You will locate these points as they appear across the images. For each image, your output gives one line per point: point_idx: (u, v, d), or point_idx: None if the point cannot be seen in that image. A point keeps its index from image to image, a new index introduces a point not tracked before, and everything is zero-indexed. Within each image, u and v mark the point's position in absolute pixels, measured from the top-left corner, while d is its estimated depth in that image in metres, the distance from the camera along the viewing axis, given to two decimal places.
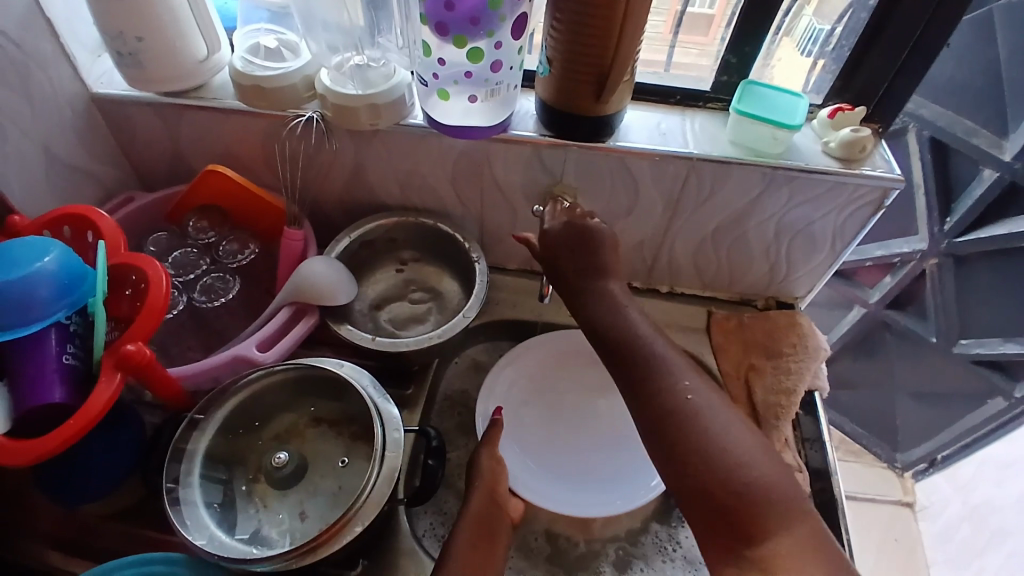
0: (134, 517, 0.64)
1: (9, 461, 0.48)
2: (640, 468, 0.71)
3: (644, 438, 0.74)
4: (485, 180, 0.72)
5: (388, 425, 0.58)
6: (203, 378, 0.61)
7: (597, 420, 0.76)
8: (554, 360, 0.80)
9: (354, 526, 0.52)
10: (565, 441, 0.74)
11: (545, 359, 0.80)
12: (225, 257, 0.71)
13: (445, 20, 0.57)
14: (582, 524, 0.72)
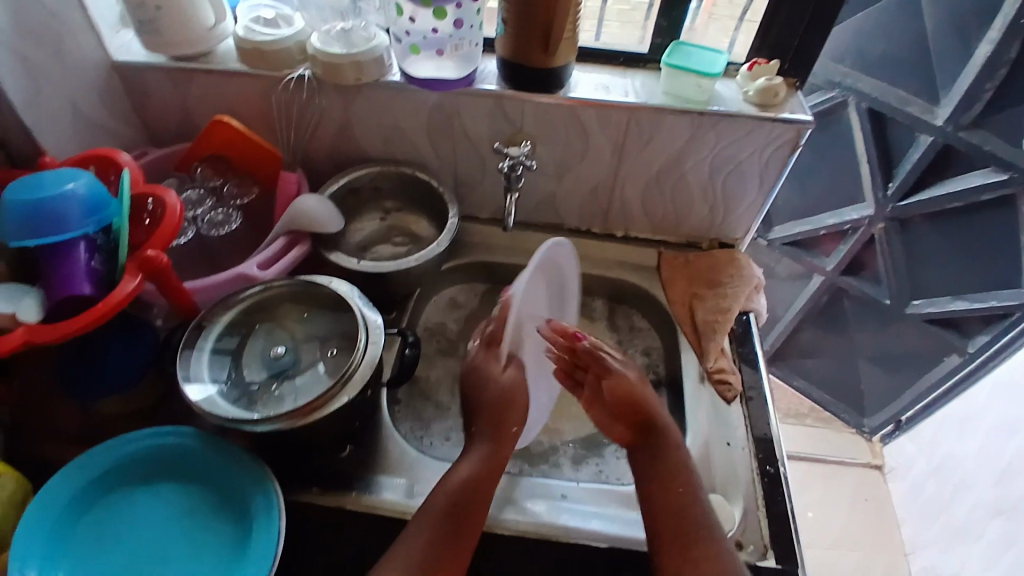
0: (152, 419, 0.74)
1: (41, 336, 0.58)
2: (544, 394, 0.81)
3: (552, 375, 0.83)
4: (455, 131, 0.82)
5: (371, 333, 0.66)
6: (212, 293, 0.72)
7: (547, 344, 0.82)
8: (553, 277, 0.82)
9: (340, 397, 0.62)
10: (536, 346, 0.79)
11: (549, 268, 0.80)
12: (229, 196, 0.80)
13: None
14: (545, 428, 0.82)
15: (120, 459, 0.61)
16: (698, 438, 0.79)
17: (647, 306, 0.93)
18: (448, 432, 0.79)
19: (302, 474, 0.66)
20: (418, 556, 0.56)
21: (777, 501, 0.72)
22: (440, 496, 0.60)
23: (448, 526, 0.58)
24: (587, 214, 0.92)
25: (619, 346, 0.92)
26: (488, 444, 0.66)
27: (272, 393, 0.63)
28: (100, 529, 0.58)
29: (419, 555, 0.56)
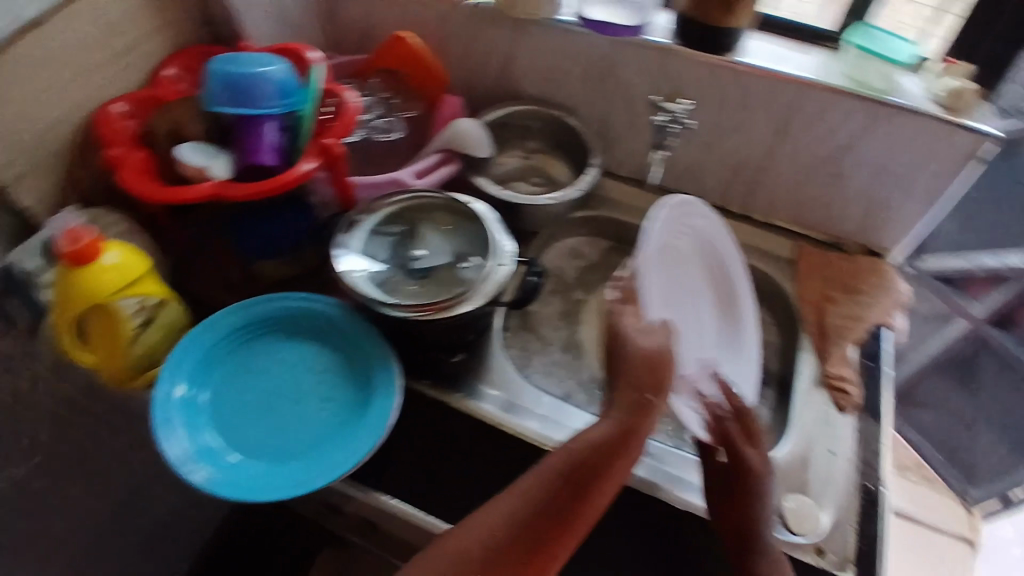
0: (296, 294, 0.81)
1: (229, 191, 0.65)
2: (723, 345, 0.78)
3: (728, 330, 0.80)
4: (613, 82, 0.81)
5: (499, 257, 0.69)
6: (367, 191, 0.77)
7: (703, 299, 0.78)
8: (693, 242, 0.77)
9: (464, 304, 0.66)
10: (676, 296, 0.73)
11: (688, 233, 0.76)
12: (395, 108, 0.85)
13: None
14: None
15: (273, 310, 0.68)
16: (800, 437, 0.76)
17: (774, 298, 0.90)
18: (549, 369, 0.82)
19: (419, 367, 0.73)
20: (520, 517, 0.52)
21: (870, 519, 0.69)
22: (564, 459, 0.54)
23: (569, 490, 0.53)
24: (730, 191, 0.90)
25: None
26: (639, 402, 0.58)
27: (403, 287, 0.68)
28: (247, 368, 0.65)
29: (525, 511, 0.52)
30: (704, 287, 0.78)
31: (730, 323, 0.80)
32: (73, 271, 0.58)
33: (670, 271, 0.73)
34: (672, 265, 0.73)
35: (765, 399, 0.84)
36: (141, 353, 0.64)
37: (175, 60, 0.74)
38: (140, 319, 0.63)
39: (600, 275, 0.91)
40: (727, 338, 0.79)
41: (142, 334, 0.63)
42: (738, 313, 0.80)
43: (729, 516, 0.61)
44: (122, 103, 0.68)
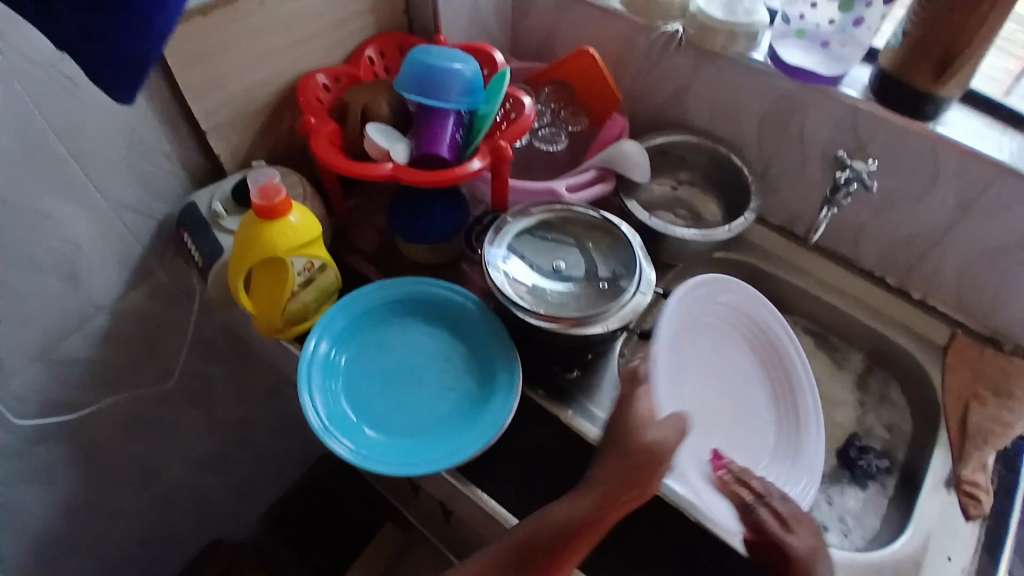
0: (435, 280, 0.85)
1: (404, 175, 0.68)
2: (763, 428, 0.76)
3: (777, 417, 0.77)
4: (793, 129, 0.79)
5: (640, 284, 0.68)
6: (522, 194, 0.79)
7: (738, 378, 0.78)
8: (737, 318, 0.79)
9: (600, 325, 0.66)
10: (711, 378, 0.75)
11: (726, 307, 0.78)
12: (562, 119, 0.86)
13: None
14: None
15: (411, 291, 0.71)
16: (919, 532, 0.71)
17: (913, 383, 0.85)
18: None
19: (539, 372, 0.75)
20: None
21: None
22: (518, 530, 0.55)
23: (522, 564, 0.54)
24: (889, 260, 0.85)
25: (860, 407, 0.86)
26: (625, 488, 0.55)
27: (542, 289, 0.69)
28: (388, 335, 0.70)
29: None
30: (741, 366, 0.79)
31: (788, 412, 0.77)
32: (258, 225, 0.61)
33: (697, 363, 0.74)
34: (699, 337, 0.76)
35: (885, 485, 0.80)
36: (295, 307, 0.68)
37: (373, 42, 0.79)
38: (302, 278, 0.66)
39: None
40: (791, 438, 0.76)
41: (300, 290, 0.67)
42: (791, 402, 0.78)
43: None
44: (324, 75, 0.75)
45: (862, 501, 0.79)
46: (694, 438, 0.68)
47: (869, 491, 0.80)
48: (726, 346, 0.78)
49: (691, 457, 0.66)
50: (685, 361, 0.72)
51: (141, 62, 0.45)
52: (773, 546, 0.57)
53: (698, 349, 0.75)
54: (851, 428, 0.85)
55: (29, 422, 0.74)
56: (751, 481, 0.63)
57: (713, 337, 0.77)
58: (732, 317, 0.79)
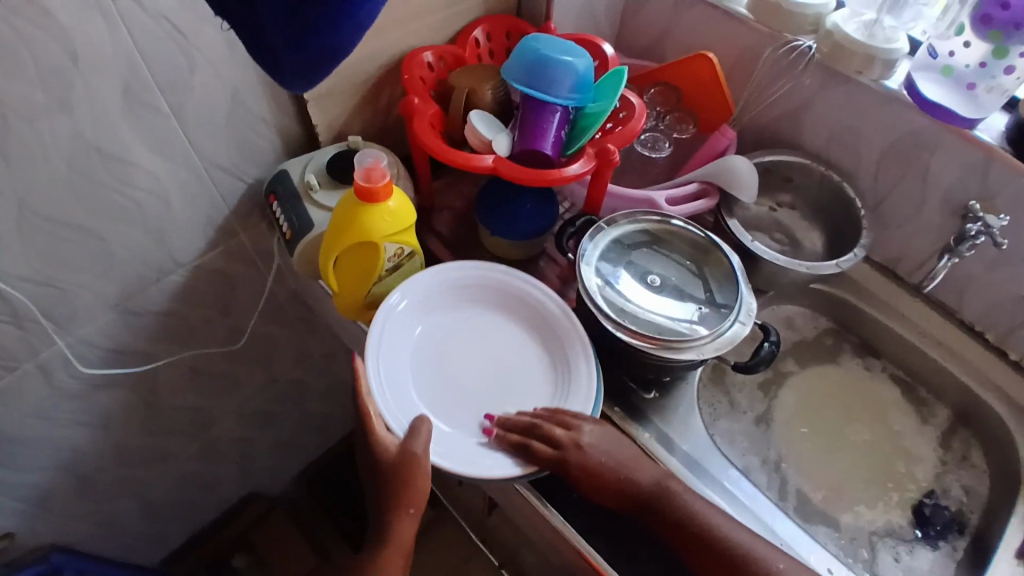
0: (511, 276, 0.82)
1: (506, 170, 0.64)
2: (513, 394, 0.63)
3: (557, 387, 0.63)
4: (916, 166, 0.74)
5: (740, 313, 0.63)
6: (618, 200, 0.75)
7: (510, 362, 0.65)
8: (466, 300, 0.68)
9: (697, 349, 0.61)
10: (466, 382, 0.63)
11: (468, 291, 0.68)
12: (667, 126, 0.82)
13: (993, 15, 0.64)
14: (835, 499, 0.77)
15: None
16: None
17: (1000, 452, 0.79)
18: (732, 436, 0.80)
19: (614, 389, 0.71)
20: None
21: None
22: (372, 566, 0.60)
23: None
24: (998, 317, 0.79)
25: (941, 464, 0.80)
26: (398, 487, 0.57)
27: (633, 296, 0.65)
28: None
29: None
30: (482, 352, 0.65)
31: (552, 357, 0.65)
32: (357, 207, 0.58)
33: (446, 346, 0.65)
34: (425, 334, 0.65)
35: (958, 549, 0.74)
36: (379, 291, 0.65)
37: (485, 24, 0.76)
38: (391, 264, 0.62)
39: (811, 354, 0.88)
40: (550, 340, 0.66)
41: (387, 276, 0.64)
42: (532, 367, 0.65)
43: (586, 483, 0.57)
44: (431, 53, 0.71)
45: (932, 563, 0.73)
46: (450, 422, 0.60)
47: (940, 555, 0.74)
48: (480, 308, 0.68)
49: (457, 440, 0.59)
50: (434, 355, 0.64)
51: (333, 57, 0.41)
52: (562, 465, 0.56)
53: (439, 331, 0.66)
54: (927, 485, 0.79)
55: (97, 368, 0.73)
56: (516, 427, 0.59)
57: (459, 299, 0.68)
58: (482, 282, 0.68)
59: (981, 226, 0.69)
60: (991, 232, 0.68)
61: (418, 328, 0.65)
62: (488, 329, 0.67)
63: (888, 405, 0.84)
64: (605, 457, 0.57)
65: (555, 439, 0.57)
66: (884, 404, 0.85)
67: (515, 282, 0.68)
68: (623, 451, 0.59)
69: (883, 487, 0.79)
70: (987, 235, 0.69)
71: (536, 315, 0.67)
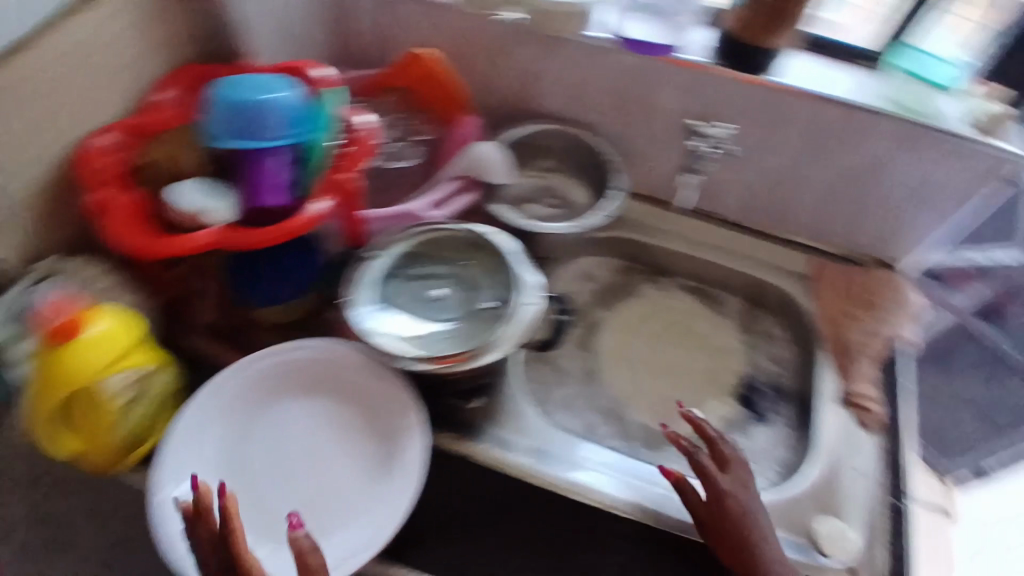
0: None
1: (233, 243, 0.60)
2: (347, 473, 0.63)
3: (387, 448, 0.63)
4: (638, 98, 0.78)
5: (524, 295, 0.65)
6: (378, 223, 0.71)
7: (336, 439, 0.64)
8: (271, 390, 0.65)
9: (490, 351, 0.62)
10: (297, 479, 0.62)
11: (270, 382, 0.65)
12: (409, 131, 0.81)
13: None
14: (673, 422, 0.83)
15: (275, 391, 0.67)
16: (824, 458, 0.75)
17: (788, 316, 0.89)
18: (566, 406, 0.83)
19: (438, 414, 0.70)
20: None
21: (896, 533, 0.70)
22: None
23: None
24: (751, 206, 0.87)
25: (748, 349, 0.89)
26: None
27: (424, 328, 0.65)
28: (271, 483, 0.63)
29: None
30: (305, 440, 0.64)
31: (375, 418, 0.64)
32: (52, 352, 0.55)
33: (265, 454, 0.63)
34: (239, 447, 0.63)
35: (784, 415, 0.84)
36: (129, 431, 0.60)
37: (172, 81, 0.69)
38: (126, 396, 0.58)
39: (614, 296, 0.94)
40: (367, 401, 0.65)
41: (130, 409, 0.59)
42: (359, 436, 0.64)
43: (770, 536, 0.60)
44: (110, 134, 0.64)
45: (767, 439, 0.82)
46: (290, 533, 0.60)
47: (773, 429, 0.83)
48: (289, 394, 0.65)
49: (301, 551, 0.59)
50: (256, 466, 0.62)
51: None
52: (709, 479, 0.63)
53: (254, 439, 0.63)
54: (742, 371, 0.88)
55: None
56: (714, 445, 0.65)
57: (263, 394, 0.64)
58: (282, 369, 0.65)
59: (704, 135, 0.78)
60: (713, 140, 0.78)
61: (227, 447, 0.62)
62: (305, 413, 0.65)
63: (692, 316, 0.92)
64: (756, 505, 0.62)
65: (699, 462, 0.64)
66: (689, 315, 0.92)
67: (317, 353, 0.65)
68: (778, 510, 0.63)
69: (709, 390, 0.86)
70: (714, 142, 0.78)
71: (349, 381, 0.65)
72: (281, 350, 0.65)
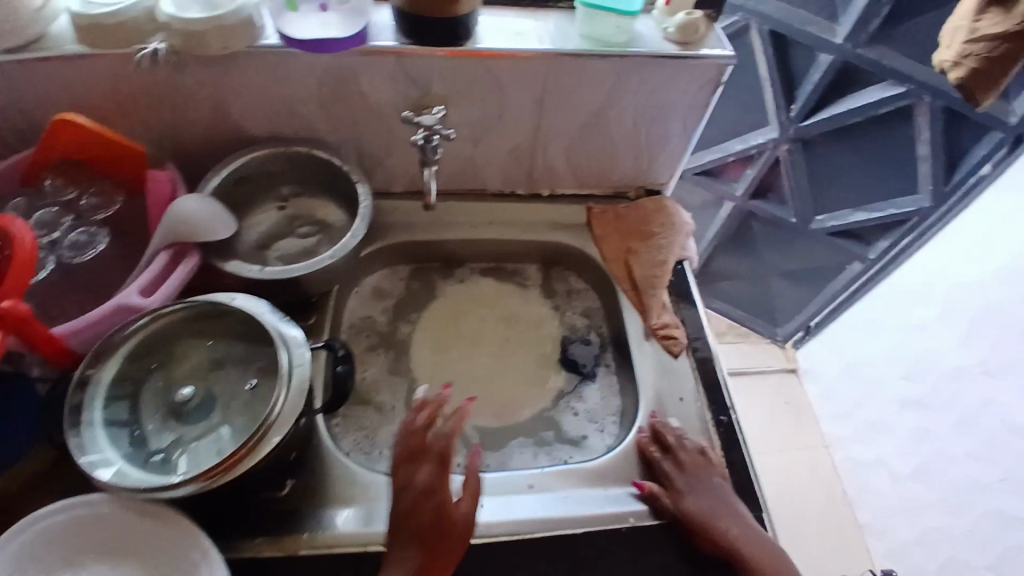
0: (54, 487, 0.65)
1: None
2: None
3: None
4: (352, 96, 0.72)
5: (292, 347, 0.62)
6: (87, 334, 0.63)
7: None
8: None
9: (272, 437, 0.57)
10: None
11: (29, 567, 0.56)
12: (90, 210, 0.73)
13: None
14: (507, 413, 0.80)
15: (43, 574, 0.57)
16: (649, 396, 0.76)
17: (582, 265, 0.89)
18: (395, 438, 0.77)
19: (239, 515, 0.62)
20: None
21: (734, 450, 0.72)
22: None
23: None
24: (508, 173, 0.87)
25: (557, 311, 0.89)
26: None
27: (187, 438, 0.62)
28: None
29: None
30: None
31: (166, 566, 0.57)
32: None
33: None
34: None
35: (609, 365, 0.84)
36: None
37: None
38: None
39: (413, 304, 0.88)
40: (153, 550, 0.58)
41: None
42: None
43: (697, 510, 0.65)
44: None
45: (599, 393, 0.82)
46: None
47: (603, 381, 0.83)
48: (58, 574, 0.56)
49: None
50: None
51: None
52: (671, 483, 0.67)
53: None
54: (559, 335, 0.87)
55: None
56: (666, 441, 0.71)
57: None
58: (42, 546, 0.57)
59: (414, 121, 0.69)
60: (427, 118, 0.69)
61: None
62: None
63: (495, 299, 0.90)
64: (716, 480, 0.68)
65: (687, 463, 0.68)
66: (491, 298, 0.90)
67: (82, 514, 0.58)
68: (709, 482, 0.67)
69: (533, 364, 0.85)
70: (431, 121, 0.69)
71: (127, 535, 0.58)
72: (24, 526, 0.56)
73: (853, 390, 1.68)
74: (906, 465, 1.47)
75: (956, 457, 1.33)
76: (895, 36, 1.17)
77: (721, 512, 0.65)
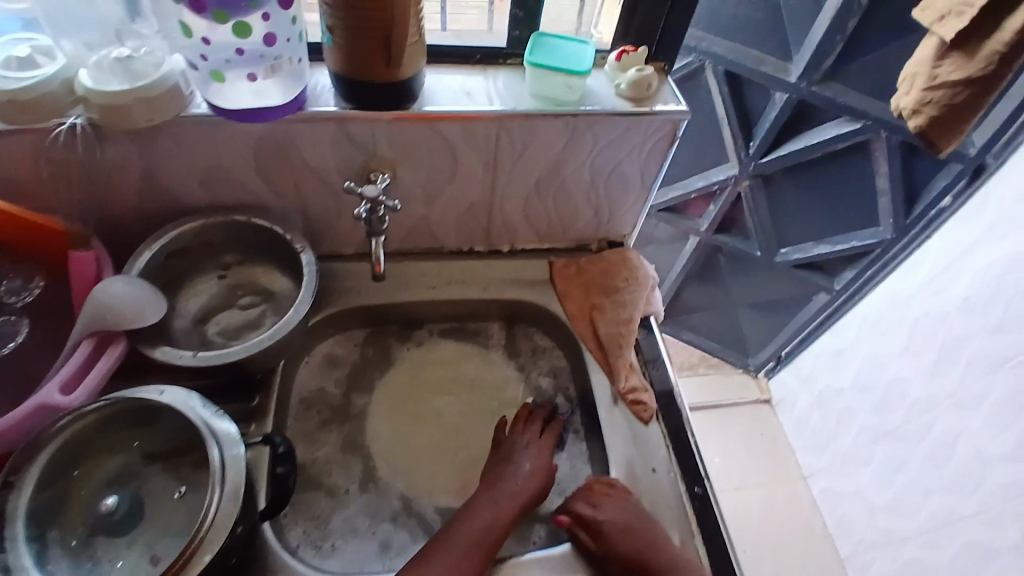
0: None
1: None
2: None
3: None
4: (293, 162, 0.68)
5: (225, 446, 0.57)
6: (8, 438, 0.57)
7: None
8: None
9: (202, 556, 0.52)
10: None
11: None
12: (9, 297, 0.67)
13: None
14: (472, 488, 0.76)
15: None
16: (620, 463, 0.72)
17: (546, 322, 0.86)
18: (350, 526, 0.71)
19: None
20: None
21: (710, 523, 0.69)
22: None
23: None
24: (465, 230, 0.83)
25: (522, 372, 0.85)
26: None
27: (112, 555, 0.58)
28: None
29: None
30: None
31: None
32: None
33: None
34: None
35: (578, 429, 0.80)
36: None
37: None
38: None
39: (369, 372, 0.83)
40: None
41: None
42: None
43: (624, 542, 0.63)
44: None
45: (568, 461, 0.78)
46: None
47: (572, 448, 0.79)
48: None
49: None
50: None
51: None
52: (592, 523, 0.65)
53: None
54: (523, 398, 0.83)
55: None
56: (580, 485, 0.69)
57: None
58: None
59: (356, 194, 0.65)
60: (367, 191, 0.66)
61: None
62: None
63: (455, 364, 0.85)
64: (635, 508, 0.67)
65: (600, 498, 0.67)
66: (451, 362, 0.85)
67: None
68: (624, 506, 0.66)
69: None
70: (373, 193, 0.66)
71: None
72: None
73: (824, 422, 1.67)
74: (881, 497, 1.45)
75: (928, 490, 1.31)
76: (848, 73, 1.17)
77: (644, 535, 0.64)
